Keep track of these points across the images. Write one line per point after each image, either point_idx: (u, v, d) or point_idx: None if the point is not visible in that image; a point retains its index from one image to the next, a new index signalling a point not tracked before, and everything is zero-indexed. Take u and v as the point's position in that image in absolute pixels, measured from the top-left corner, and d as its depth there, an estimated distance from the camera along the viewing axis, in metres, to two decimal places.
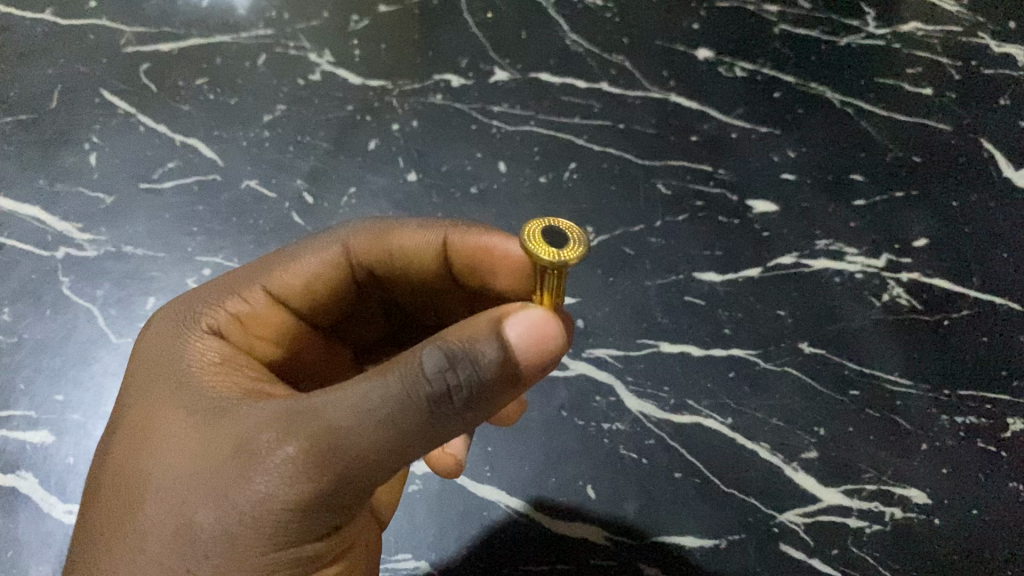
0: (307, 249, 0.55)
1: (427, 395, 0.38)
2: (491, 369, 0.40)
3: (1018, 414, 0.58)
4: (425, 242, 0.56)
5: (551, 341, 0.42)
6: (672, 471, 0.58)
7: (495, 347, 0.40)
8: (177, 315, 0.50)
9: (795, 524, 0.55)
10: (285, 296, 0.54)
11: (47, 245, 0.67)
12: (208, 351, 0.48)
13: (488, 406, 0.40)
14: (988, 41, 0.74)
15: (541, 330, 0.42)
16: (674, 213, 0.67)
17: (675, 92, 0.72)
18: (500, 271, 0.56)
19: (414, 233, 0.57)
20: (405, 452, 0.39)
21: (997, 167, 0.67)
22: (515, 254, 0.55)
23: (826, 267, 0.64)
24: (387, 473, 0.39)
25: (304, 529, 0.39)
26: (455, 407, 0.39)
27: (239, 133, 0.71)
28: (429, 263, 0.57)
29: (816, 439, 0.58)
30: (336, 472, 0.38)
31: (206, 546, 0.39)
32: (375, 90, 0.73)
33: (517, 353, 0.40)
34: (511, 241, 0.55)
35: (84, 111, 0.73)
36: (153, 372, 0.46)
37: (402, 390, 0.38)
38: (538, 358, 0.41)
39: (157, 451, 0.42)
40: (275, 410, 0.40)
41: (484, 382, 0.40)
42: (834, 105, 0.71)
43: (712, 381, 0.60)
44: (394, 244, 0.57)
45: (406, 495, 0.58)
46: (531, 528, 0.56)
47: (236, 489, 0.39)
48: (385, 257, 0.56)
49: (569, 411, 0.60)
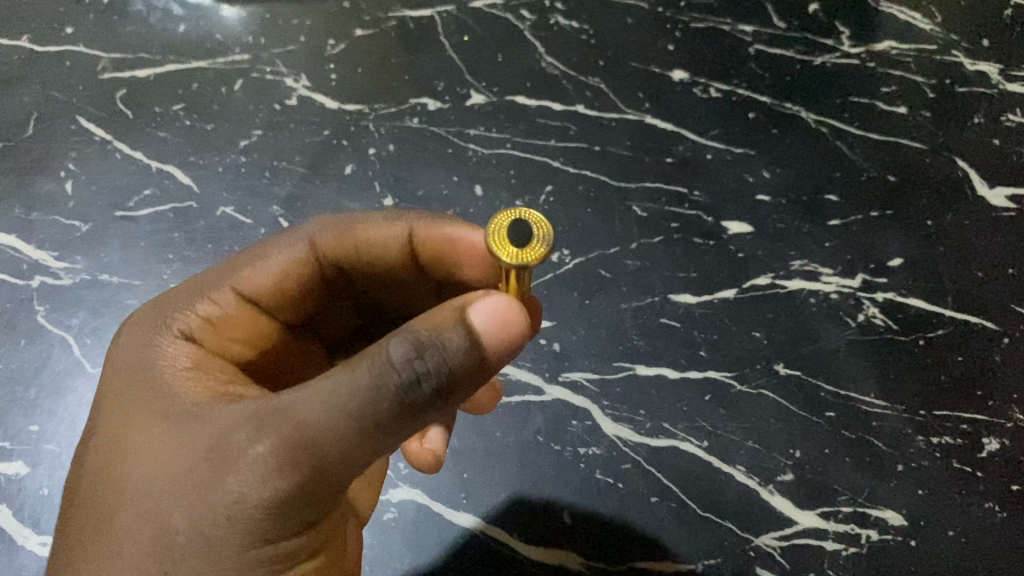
0: (274, 248, 0.54)
1: (398, 384, 0.38)
2: (459, 356, 0.39)
3: (994, 433, 0.58)
4: (391, 235, 0.57)
5: (516, 323, 0.41)
6: (648, 495, 0.58)
7: (461, 335, 0.39)
8: (149, 320, 0.49)
9: (771, 548, 0.56)
10: (256, 295, 0.53)
11: (23, 274, 0.67)
12: (181, 355, 0.47)
13: (458, 392, 0.39)
14: (963, 59, 0.73)
15: (505, 315, 0.41)
16: (650, 235, 0.67)
17: (651, 114, 0.72)
18: (468, 262, 0.57)
19: (378, 226, 0.57)
20: (378, 442, 0.38)
21: (972, 186, 0.67)
22: (481, 244, 0.55)
23: (801, 287, 0.64)
24: (361, 466, 0.39)
25: (280, 523, 0.39)
26: (426, 395, 0.38)
27: (215, 159, 0.71)
28: (395, 255, 0.57)
29: (792, 462, 0.58)
30: (309, 468, 0.38)
31: (183, 547, 0.39)
32: (352, 114, 0.73)
33: (483, 339, 0.40)
34: (477, 232, 0.56)
35: (60, 138, 0.73)
36: (127, 378, 0.46)
37: (370, 382, 0.38)
38: (506, 344, 0.40)
39: (132, 456, 0.41)
40: (247, 410, 0.40)
41: (454, 370, 0.39)
42: (810, 125, 0.71)
43: (688, 404, 0.61)
44: (360, 238, 0.56)
45: (382, 522, 0.58)
46: (509, 555, 0.57)
47: (210, 490, 0.39)
48: (351, 251, 0.57)
49: (546, 435, 0.60)
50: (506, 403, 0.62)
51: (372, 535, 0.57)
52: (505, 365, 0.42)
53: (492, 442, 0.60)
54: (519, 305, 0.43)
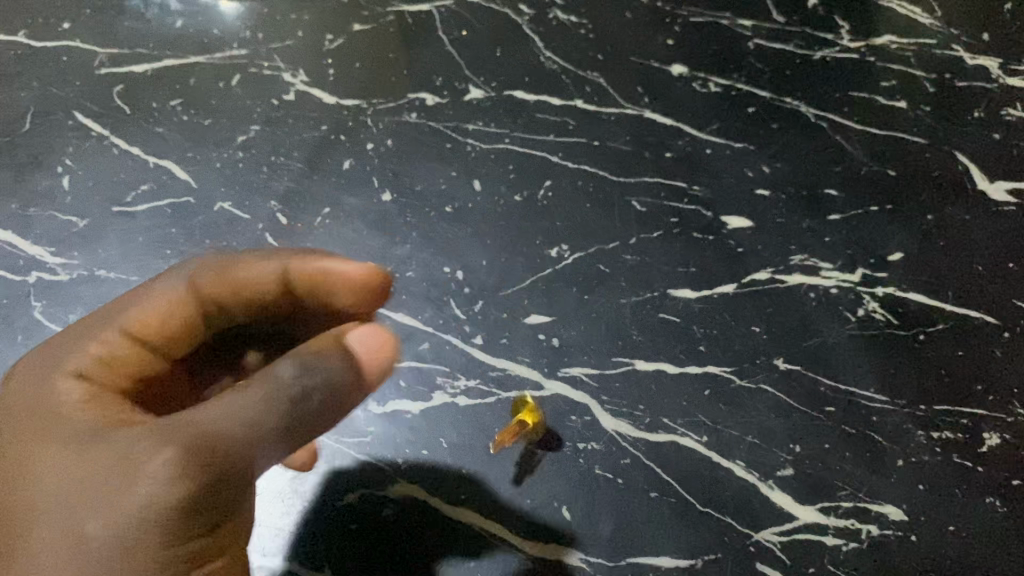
0: (153, 289, 0.50)
1: (290, 396, 0.42)
2: (344, 372, 0.44)
3: (994, 428, 0.58)
4: (267, 271, 0.51)
5: (388, 346, 0.46)
6: (647, 490, 0.58)
7: (342, 356, 0.44)
8: (36, 365, 0.47)
9: (771, 543, 0.57)
10: (143, 337, 0.50)
11: (19, 269, 0.67)
12: (71, 394, 0.46)
13: (341, 402, 0.44)
14: (963, 53, 0.71)
15: (378, 339, 0.46)
16: (649, 230, 0.66)
17: (651, 109, 0.71)
18: (340, 296, 0.53)
19: (256, 262, 0.52)
20: (280, 445, 0.42)
21: (972, 181, 0.66)
22: (355, 276, 0.52)
23: (801, 282, 0.64)
24: (258, 467, 0.42)
25: (188, 524, 0.41)
26: (314, 405, 0.43)
27: (213, 154, 0.71)
28: (275, 293, 0.52)
29: (791, 456, 0.59)
30: (216, 469, 0.41)
31: (96, 554, 0.40)
32: (350, 109, 0.72)
33: (360, 359, 0.45)
34: (348, 266, 0.52)
35: (57, 134, 0.73)
36: (24, 414, 0.45)
37: (266, 394, 0.42)
38: (383, 361, 0.46)
39: (37, 478, 0.42)
40: (150, 424, 0.42)
41: (337, 382, 0.44)
42: (809, 120, 0.70)
43: (688, 399, 0.60)
44: (240, 274, 0.51)
45: (382, 518, 0.59)
46: (507, 550, 0.58)
47: (122, 496, 0.40)
48: (232, 290, 0.51)
49: (545, 431, 0.60)
50: (504, 399, 0.61)
51: (372, 531, 0.59)
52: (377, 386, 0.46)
53: (491, 438, 0.60)
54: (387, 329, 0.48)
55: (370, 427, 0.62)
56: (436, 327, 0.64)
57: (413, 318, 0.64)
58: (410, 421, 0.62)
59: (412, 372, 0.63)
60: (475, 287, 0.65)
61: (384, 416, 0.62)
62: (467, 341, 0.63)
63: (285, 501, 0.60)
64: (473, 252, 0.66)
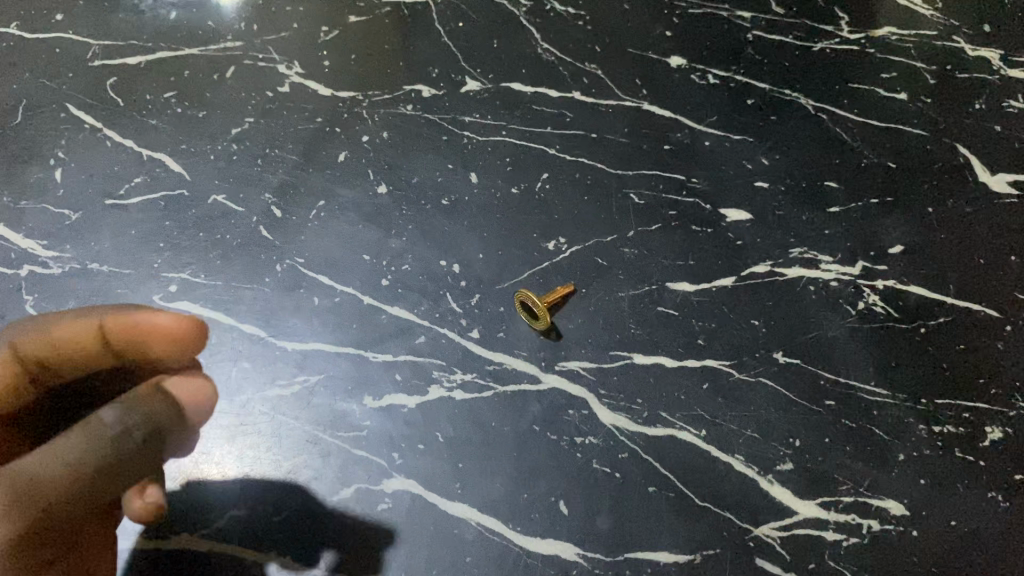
0: None
1: (105, 441, 0.42)
2: (166, 414, 0.44)
3: (996, 422, 0.58)
4: (78, 330, 0.47)
5: (206, 392, 0.46)
6: (645, 485, 0.58)
7: (165, 403, 0.44)
8: None
9: (771, 538, 0.56)
10: None
11: (11, 262, 0.66)
12: None
13: (155, 447, 0.43)
14: (964, 45, 0.70)
15: (200, 390, 0.46)
16: (647, 223, 0.66)
17: (649, 101, 0.70)
18: (157, 351, 0.47)
19: (72, 319, 0.47)
20: (92, 490, 0.42)
21: (974, 173, 0.66)
22: (164, 327, 0.47)
23: (801, 275, 0.63)
24: (72, 508, 0.42)
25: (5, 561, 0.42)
26: (134, 446, 0.42)
27: (206, 147, 0.70)
28: (87, 354, 0.47)
29: (790, 451, 0.58)
30: (25, 511, 0.41)
31: None
32: (346, 101, 0.72)
33: (181, 403, 0.45)
34: (159, 316, 0.47)
35: (49, 126, 0.72)
36: None
37: (83, 438, 0.41)
38: (200, 405, 0.46)
39: None
40: None
41: (155, 424, 0.43)
42: (809, 112, 0.69)
43: (686, 393, 0.60)
44: (54, 334, 0.47)
45: (376, 514, 0.58)
46: (504, 545, 0.57)
47: None
48: (48, 351, 0.47)
49: (542, 425, 0.60)
50: (501, 393, 0.61)
51: (366, 527, 0.57)
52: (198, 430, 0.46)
53: (488, 433, 0.60)
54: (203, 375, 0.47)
55: (366, 421, 0.61)
56: (431, 320, 0.63)
57: (408, 312, 0.64)
58: (406, 415, 0.61)
59: (408, 366, 0.62)
60: (471, 280, 0.65)
61: (380, 410, 0.61)
62: (463, 335, 0.63)
63: (278, 495, 0.58)
64: (469, 245, 0.66)
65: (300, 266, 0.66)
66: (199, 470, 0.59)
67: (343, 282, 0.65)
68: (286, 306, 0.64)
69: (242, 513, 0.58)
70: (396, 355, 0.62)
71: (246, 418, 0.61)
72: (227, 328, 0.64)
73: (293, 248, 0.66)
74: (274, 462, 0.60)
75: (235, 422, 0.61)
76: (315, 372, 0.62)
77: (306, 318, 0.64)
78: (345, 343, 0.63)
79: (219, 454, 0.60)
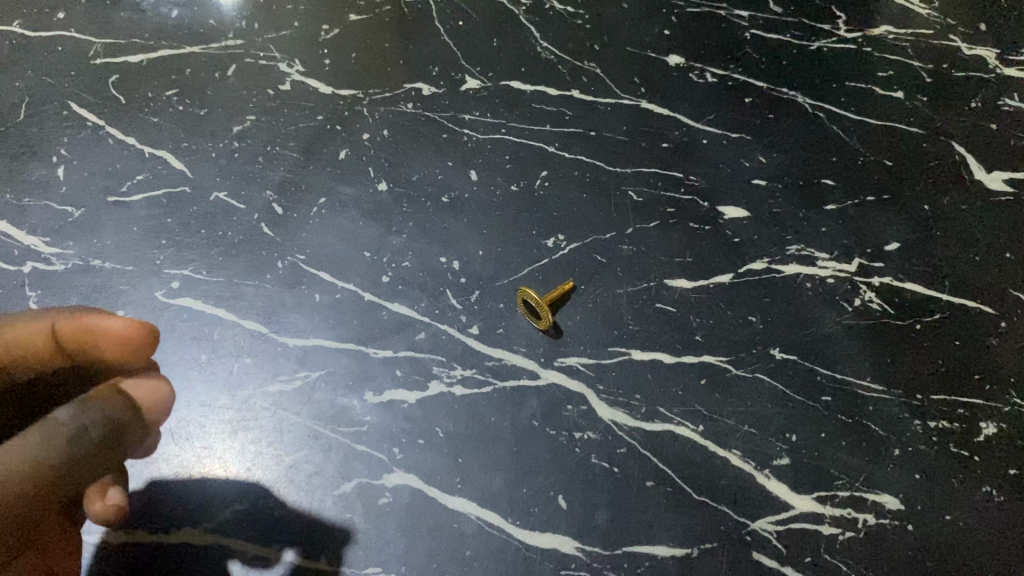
0: None
1: (70, 433, 0.43)
2: (123, 412, 0.47)
3: (991, 417, 0.58)
4: (31, 330, 0.46)
5: (161, 391, 0.51)
6: (643, 480, 0.58)
7: (122, 401, 0.48)
8: None
9: (768, 532, 0.57)
10: None
11: (14, 259, 0.67)
12: None
13: (116, 442, 0.47)
14: (959, 43, 0.71)
15: (146, 388, 0.50)
16: (645, 220, 0.66)
17: (647, 99, 0.71)
18: (109, 352, 0.48)
19: (19, 322, 0.47)
20: (70, 478, 0.43)
21: (968, 171, 0.66)
22: (119, 329, 0.48)
23: (798, 271, 0.64)
24: (55, 494, 0.42)
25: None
26: (96, 438, 0.45)
27: (208, 144, 0.71)
28: (38, 357, 0.47)
29: (787, 446, 0.59)
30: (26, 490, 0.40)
31: None
32: (346, 99, 0.72)
33: (136, 402, 0.49)
34: (111, 319, 0.48)
35: (51, 124, 0.72)
36: None
37: (50, 430, 0.43)
38: (151, 405, 0.50)
39: None
40: None
41: (117, 420, 0.47)
42: (806, 110, 0.69)
43: (683, 388, 0.61)
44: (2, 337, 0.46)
45: (377, 508, 0.58)
46: (504, 538, 0.57)
47: None
48: None
49: (541, 420, 0.60)
50: (500, 388, 0.61)
51: (367, 520, 0.58)
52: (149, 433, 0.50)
53: (487, 427, 0.60)
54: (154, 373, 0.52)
55: (367, 416, 0.61)
56: (431, 317, 0.64)
57: (408, 308, 0.64)
58: (406, 410, 0.61)
59: (408, 362, 0.63)
60: (471, 277, 0.65)
61: (381, 405, 0.61)
62: (463, 331, 0.63)
63: (279, 490, 0.59)
64: (469, 242, 0.66)
65: (301, 262, 0.66)
66: (201, 465, 0.60)
67: (344, 279, 0.66)
68: (287, 302, 0.65)
69: (247, 506, 0.59)
70: (396, 351, 0.63)
71: (246, 413, 0.62)
72: (229, 324, 0.64)
73: (293, 245, 0.67)
74: (275, 456, 0.60)
75: (237, 417, 0.62)
76: (316, 368, 0.63)
77: (307, 314, 0.65)
78: (345, 339, 0.64)
79: (220, 449, 0.61)
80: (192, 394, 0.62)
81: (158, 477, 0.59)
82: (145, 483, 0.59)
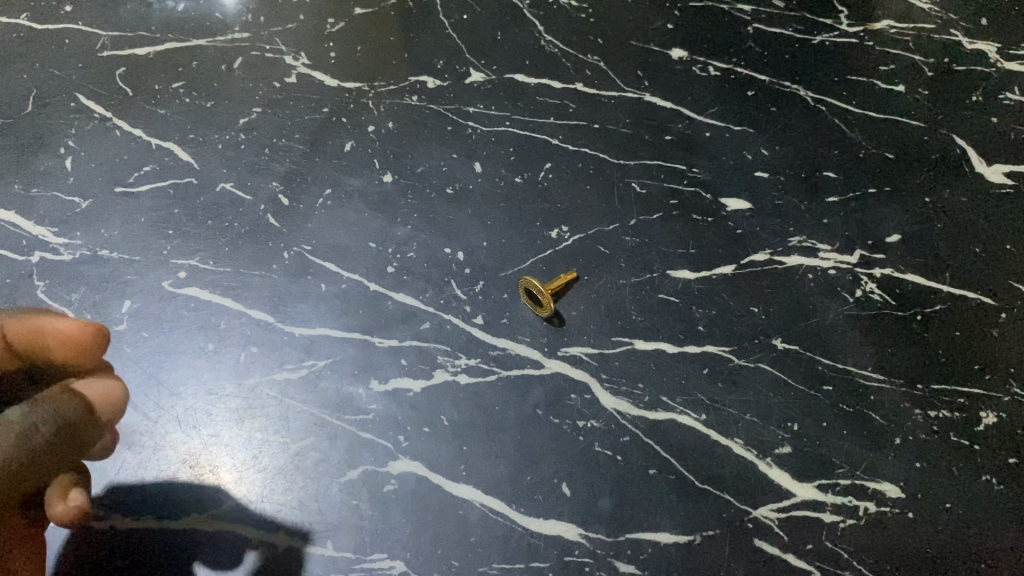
0: None
1: (24, 437, 0.45)
2: (77, 411, 0.48)
3: (991, 407, 0.59)
4: None
5: (115, 389, 0.51)
6: (646, 468, 0.59)
7: (76, 400, 0.48)
8: None
9: (769, 519, 0.57)
10: None
11: (23, 249, 0.68)
12: None
13: (68, 443, 0.47)
14: (961, 38, 0.70)
15: (105, 387, 0.51)
16: (649, 212, 0.66)
17: (650, 93, 0.70)
18: (62, 354, 0.49)
19: None
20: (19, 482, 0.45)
21: (970, 164, 0.66)
22: (69, 327, 0.49)
23: (800, 263, 0.64)
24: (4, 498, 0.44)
25: None
26: (48, 440, 0.46)
27: (215, 136, 0.71)
28: None
29: (789, 435, 0.59)
30: None
31: None
32: (352, 92, 0.72)
33: (90, 401, 0.49)
34: (58, 319, 0.49)
35: (59, 116, 0.73)
36: None
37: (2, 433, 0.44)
38: (107, 402, 0.50)
39: None
40: None
41: (71, 419, 0.48)
42: (808, 104, 0.69)
43: (686, 377, 0.61)
44: None
45: (382, 494, 0.60)
46: (508, 525, 0.58)
47: None
48: None
49: (545, 409, 0.61)
50: (505, 377, 0.62)
51: (373, 506, 0.59)
52: (110, 427, 0.52)
53: (492, 416, 0.61)
54: (114, 372, 0.53)
55: (372, 405, 0.62)
56: (436, 307, 0.64)
57: (414, 298, 0.65)
58: (411, 399, 0.62)
59: (414, 351, 0.63)
60: (476, 268, 0.66)
61: (387, 394, 0.62)
62: (468, 321, 0.64)
63: (287, 477, 0.61)
64: (473, 233, 0.67)
65: (307, 253, 0.67)
66: (210, 452, 0.61)
67: (349, 269, 0.66)
68: (293, 293, 0.66)
69: (257, 494, 0.60)
70: (401, 341, 0.64)
71: (254, 402, 0.63)
72: (235, 314, 0.65)
73: (299, 237, 0.67)
74: (282, 443, 0.62)
75: (244, 405, 0.63)
76: (322, 357, 0.64)
77: (313, 304, 0.65)
78: (351, 329, 0.64)
79: (227, 437, 0.62)
80: (200, 382, 0.63)
81: (168, 464, 0.61)
82: (157, 472, 0.61)
